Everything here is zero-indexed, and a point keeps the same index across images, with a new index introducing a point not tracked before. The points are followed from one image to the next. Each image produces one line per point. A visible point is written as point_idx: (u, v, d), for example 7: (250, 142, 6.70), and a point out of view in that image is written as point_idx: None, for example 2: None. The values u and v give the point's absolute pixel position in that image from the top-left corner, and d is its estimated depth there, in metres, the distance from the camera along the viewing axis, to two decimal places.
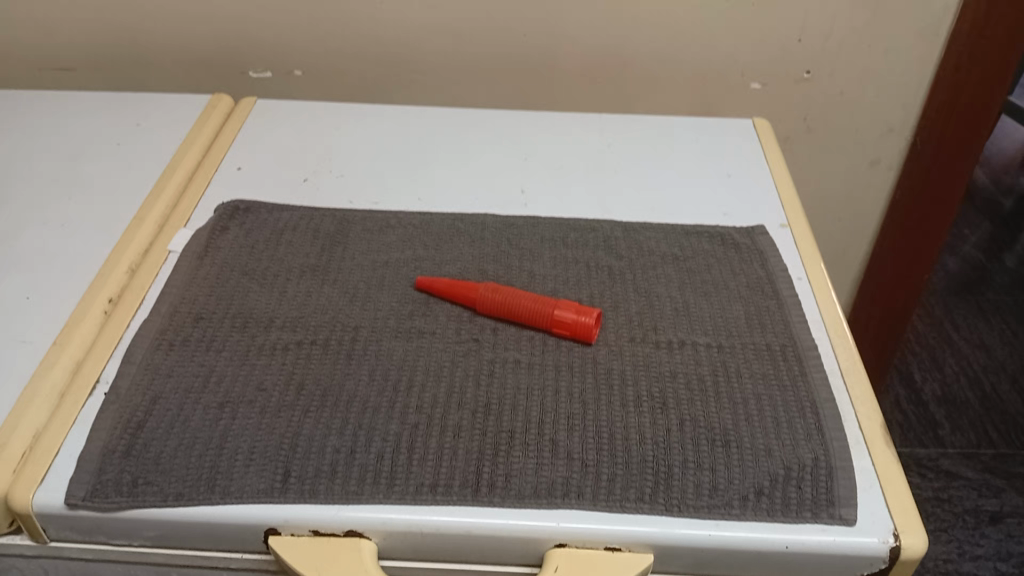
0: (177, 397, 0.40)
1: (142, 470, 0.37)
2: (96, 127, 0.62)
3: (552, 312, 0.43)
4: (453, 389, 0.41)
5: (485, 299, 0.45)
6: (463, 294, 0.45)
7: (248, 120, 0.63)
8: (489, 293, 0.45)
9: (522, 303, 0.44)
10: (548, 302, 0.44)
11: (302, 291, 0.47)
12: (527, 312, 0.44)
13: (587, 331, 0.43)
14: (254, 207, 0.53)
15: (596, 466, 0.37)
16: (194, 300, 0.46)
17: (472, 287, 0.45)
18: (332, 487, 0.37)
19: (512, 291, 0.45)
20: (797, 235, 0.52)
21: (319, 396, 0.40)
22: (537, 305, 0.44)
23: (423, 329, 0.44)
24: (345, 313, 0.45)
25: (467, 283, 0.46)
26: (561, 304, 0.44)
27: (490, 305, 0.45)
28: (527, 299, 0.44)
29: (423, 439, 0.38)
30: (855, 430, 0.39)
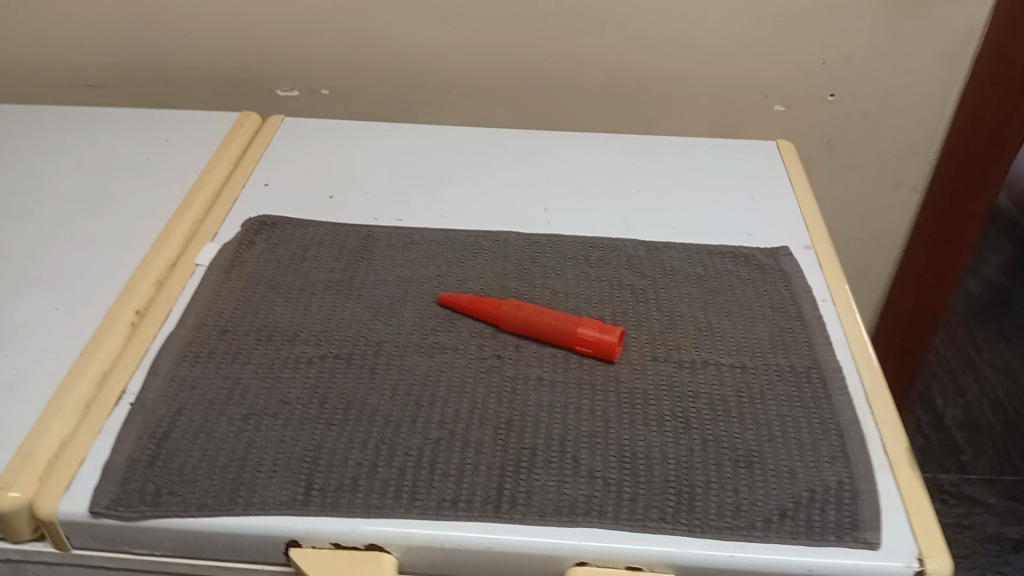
0: (202, 409, 0.41)
1: (166, 480, 0.37)
2: (126, 142, 0.63)
3: (574, 330, 0.44)
4: (475, 405, 0.41)
5: (507, 316, 0.45)
6: (485, 310, 0.46)
7: (275, 137, 0.64)
8: (511, 310, 0.45)
9: (544, 320, 0.44)
10: (570, 319, 0.44)
11: (327, 305, 0.47)
12: (549, 329, 0.44)
13: (609, 350, 0.43)
14: (280, 222, 0.54)
15: (619, 484, 0.37)
16: (220, 313, 0.47)
17: (495, 303, 0.46)
18: (353, 501, 0.37)
19: (535, 308, 0.45)
20: (820, 257, 0.52)
21: (343, 410, 0.41)
22: (559, 323, 0.44)
23: (445, 345, 0.44)
24: (369, 328, 0.46)
25: (490, 299, 0.46)
26: (584, 321, 0.44)
27: (512, 322, 0.45)
28: (549, 316, 0.44)
29: (445, 454, 0.38)
30: (881, 453, 0.39)
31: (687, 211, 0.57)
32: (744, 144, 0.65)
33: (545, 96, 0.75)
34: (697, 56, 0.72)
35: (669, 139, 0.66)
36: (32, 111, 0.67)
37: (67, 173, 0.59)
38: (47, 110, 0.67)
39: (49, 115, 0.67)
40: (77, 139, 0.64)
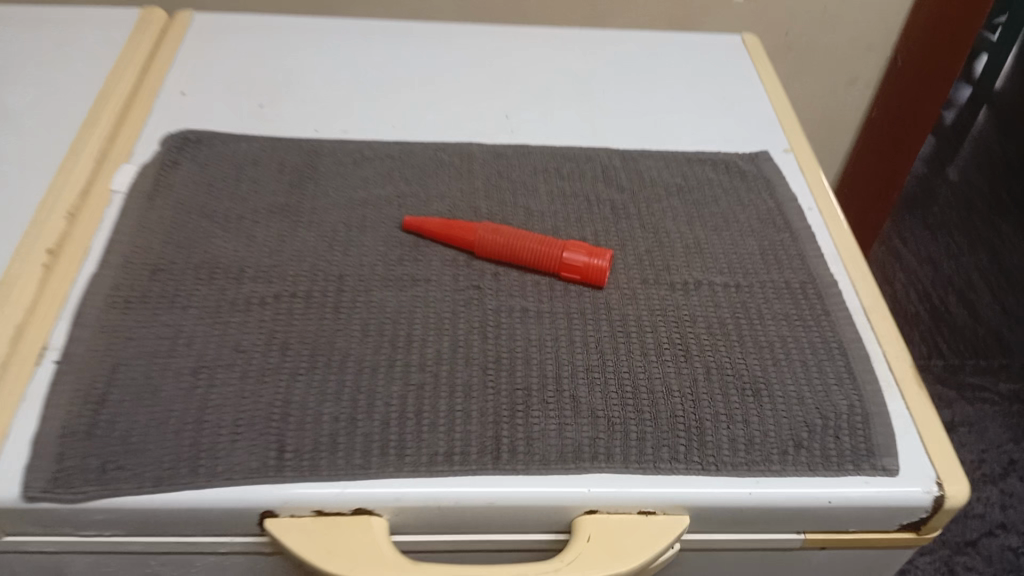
0: (142, 364, 0.35)
1: (111, 452, 0.32)
2: (7, 45, 0.54)
3: (561, 256, 0.40)
4: (458, 344, 0.37)
5: (484, 243, 0.40)
6: (459, 236, 0.41)
7: (188, 36, 0.56)
8: (488, 235, 0.40)
9: (526, 246, 0.40)
10: (554, 244, 0.40)
11: (275, 233, 0.42)
12: (531, 255, 0.40)
13: (600, 276, 0.39)
14: (205, 138, 0.47)
15: (624, 423, 0.34)
16: (150, 248, 0.40)
17: (469, 227, 0.41)
18: (334, 462, 0.33)
19: (513, 232, 0.40)
20: (802, 161, 0.49)
21: (309, 358, 0.36)
22: (543, 248, 0.40)
23: (416, 277, 0.40)
24: (327, 260, 0.40)
25: (460, 223, 0.41)
26: (569, 245, 0.40)
27: (491, 249, 0.40)
28: (531, 241, 0.40)
29: (432, 402, 0.34)
30: (886, 372, 0.37)
31: (658, 115, 0.53)
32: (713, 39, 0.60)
33: None
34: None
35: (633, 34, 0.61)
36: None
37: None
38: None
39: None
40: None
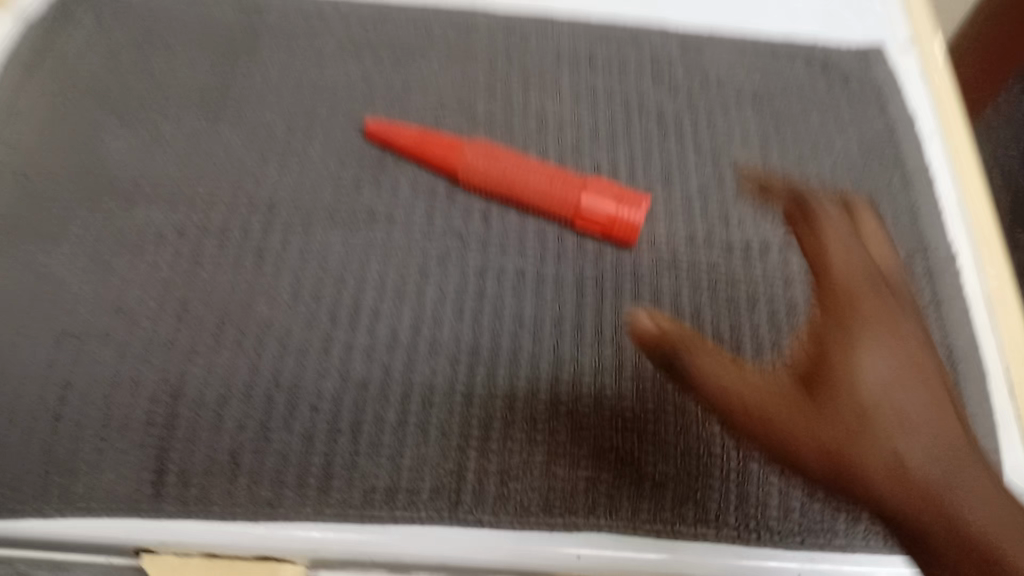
0: None
1: None
2: None
3: (577, 204, 0.29)
4: (422, 323, 0.27)
5: (473, 173, 0.29)
6: (439, 158, 0.30)
7: None
8: (480, 163, 0.29)
9: (531, 183, 0.29)
10: (570, 184, 0.29)
11: (192, 131, 0.30)
12: (536, 195, 0.29)
13: (627, 238, 0.29)
14: None
15: (639, 462, 0.25)
16: (18, 139, 0.30)
17: (454, 147, 0.30)
18: (232, 492, 0.23)
19: (515, 160, 0.29)
20: (926, 61, 0.35)
21: (215, 330, 0.26)
22: (554, 189, 0.29)
23: (376, 211, 0.29)
24: (256, 179, 0.29)
25: (442, 138, 0.30)
26: (591, 188, 0.29)
27: (482, 182, 0.29)
28: (539, 177, 0.29)
29: (376, 411, 0.25)
30: (1006, 404, 0.27)
31: None
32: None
33: None
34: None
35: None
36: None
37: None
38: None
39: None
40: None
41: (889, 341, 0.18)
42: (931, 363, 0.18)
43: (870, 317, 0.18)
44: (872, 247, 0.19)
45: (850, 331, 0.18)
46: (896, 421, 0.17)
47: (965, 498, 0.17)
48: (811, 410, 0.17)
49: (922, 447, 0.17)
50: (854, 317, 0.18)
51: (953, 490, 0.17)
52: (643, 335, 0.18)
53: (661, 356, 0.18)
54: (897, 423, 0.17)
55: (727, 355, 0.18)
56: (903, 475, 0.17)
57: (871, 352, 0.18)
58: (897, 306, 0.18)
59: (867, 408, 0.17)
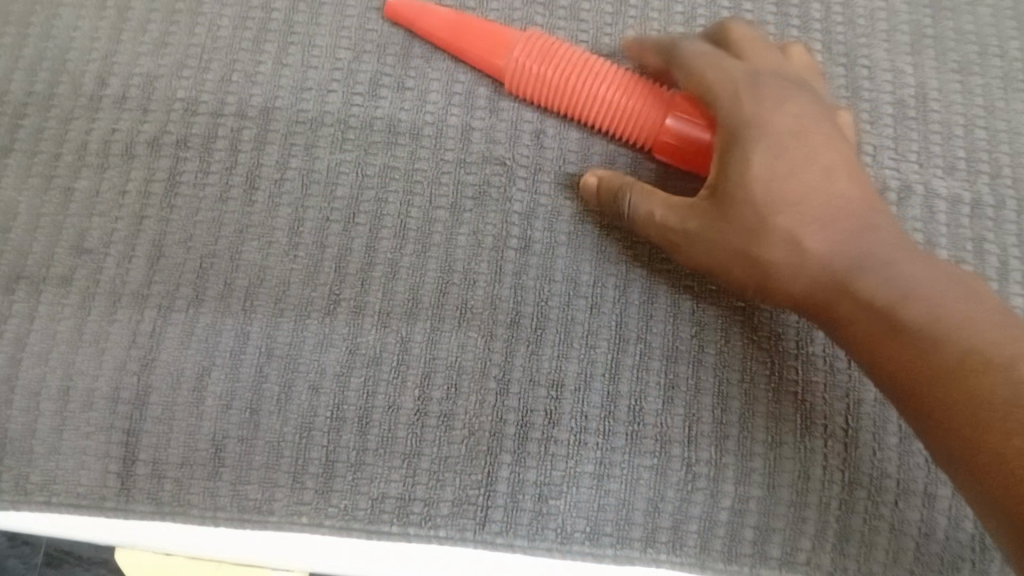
0: None
1: None
2: None
3: (661, 127, 0.21)
4: (451, 282, 0.21)
5: (522, 75, 0.22)
6: (480, 52, 0.22)
7: None
8: (531, 61, 0.22)
9: (599, 94, 0.22)
10: (651, 96, 0.22)
11: (168, 3, 0.24)
12: (606, 115, 0.22)
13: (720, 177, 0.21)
14: None
15: (714, 484, 0.20)
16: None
17: (501, 37, 0.22)
18: (213, 495, 0.19)
19: (577, 64, 0.22)
20: None
21: (194, 281, 0.21)
22: (630, 102, 0.22)
23: (399, 124, 0.23)
24: (249, 75, 0.23)
25: (485, 26, 0.23)
26: (681, 105, 0.21)
27: (533, 86, 0.22)
28: (608, 81, 0.22)
29: (390, 398, 0.20)
30: None
31: None
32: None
33: None
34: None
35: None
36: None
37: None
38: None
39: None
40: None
41: (789, 134, 0.19)
42: (821, 129, 0.20)
43: (760, 112, 0.20)
44: (747, 47, 0.21)
45: (737, 123, 0.20)
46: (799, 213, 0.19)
47: (876, 279, 0.18)
48: (720, 220, 0.19)
49: (830, 242, 0.19)
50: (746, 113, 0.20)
51: (862, 279, 0.18)
52: (585, 195, 0.22)
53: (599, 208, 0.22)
54: (788, 202, 0.19)
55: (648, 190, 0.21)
56: (811, 268, 0.19)
57: (768, 149, 0.19)
58: (787, 83, 0.20)
59: (759, 192, 0.19)
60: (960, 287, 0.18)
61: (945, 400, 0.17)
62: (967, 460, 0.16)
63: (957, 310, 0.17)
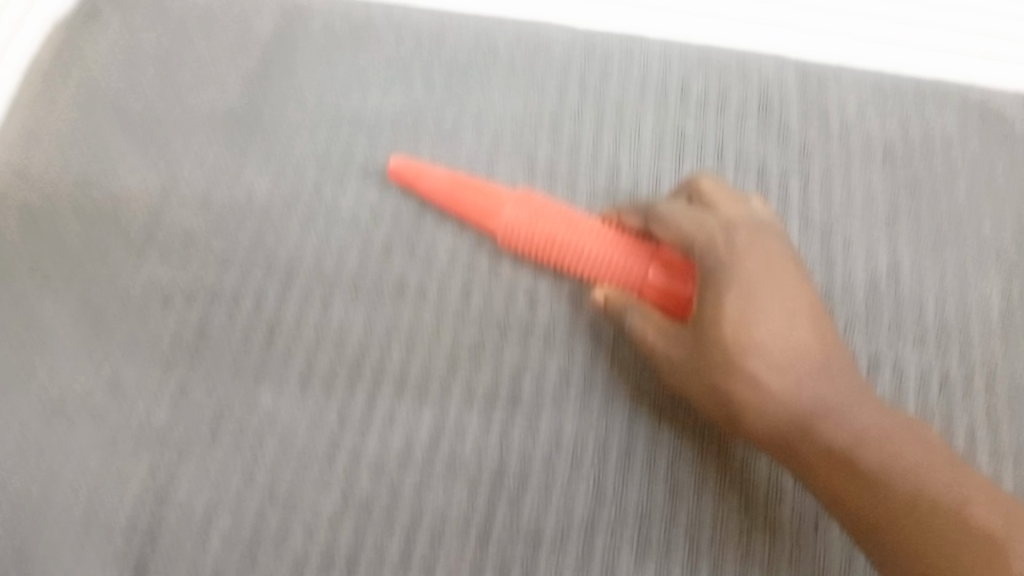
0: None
1: None
2: None
3: (644, 281, 0.24)
4: (442, 432, 0.23)
5: (516, 232, 0.25)
6: (474, 209, 0.25)
7: None
8: (526, 221, 0.25)
9: (584, 250, 0.24)
10: (633, 249, 0.24)
11: (210, 167, 0.27)
12: (592, 268, 0.24)
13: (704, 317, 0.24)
14: None
15: None
16: (44, 166, 0.27)
17: (495, 201, 0.25)
18: None
19: (565, 222, 0.24)
20: None
21: (211, 425, 0.23)
22: (613, 256, 0.24)
23: (405, 282, 0.25)
24: (275, 236, 0.26)
25: (483, 187, 0.25)
26: (661, 260, 0.24)
27: (527, 243, 0.25)
28: (591, 233, 0.24)
29: (378, 547, 0.22)
30: None
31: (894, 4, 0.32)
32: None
33: None
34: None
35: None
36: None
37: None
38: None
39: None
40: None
41: (757, 281, 0.22)
42: (794, 280, 0.22)
43: (736, 264, 0.22)
44: (720, 199, 0.24)
45: (713, 270, 0.22)
46: (768, 354, 0.21)
47: (836, 423, 0.21)
48: (698, 355, 0.22)
49: (793, 384, 0.21)
50: (721, 258, 0.22)
51: (823, 421, 0.21)
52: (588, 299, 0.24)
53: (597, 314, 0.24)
54: (760, 340, 0.21)
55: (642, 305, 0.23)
56: (778, 404, 0.21)
57: (739, 294, 0.22)
58: (760, 236, 0.23)
59: (732, 330, 0.21)
60: (906, 434, 0.20)
61: (897, 537, 0.19)
62: None
63: (908, 455, 0.20)
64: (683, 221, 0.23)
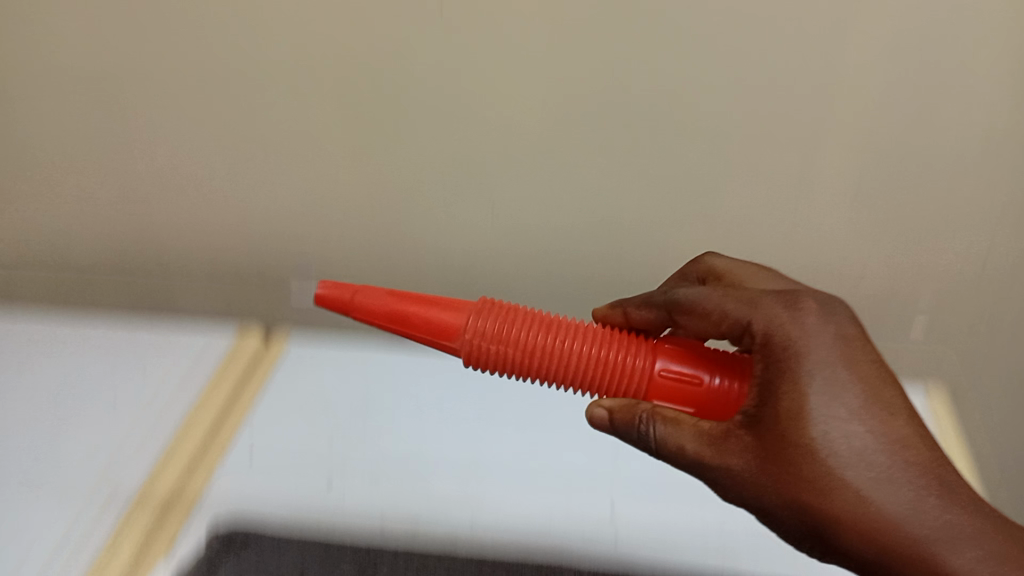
0: None
1: None
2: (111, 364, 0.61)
3: (652, 372, 0.37)
4: None
5: (472, 354, 0.37)
6: (431, 331, 0.38)
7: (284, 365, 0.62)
8: (476, 339, 0.37)
9: (587, 356, 0.37)
10: (638, 349, 0.37)
11: None
12: (599, 363, 0.37)
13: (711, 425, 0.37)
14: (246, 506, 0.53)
15: None
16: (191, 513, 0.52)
17: (449, 327, 0.38)
18: None
19: (567, 344, 0.37)
20: None
21: None
22: (620, 357, 0.37)
23: None
24: None
25: (424, 311, 0.38)
26: (662, 354, 0.37)
27: (481, 358, 0.37)
28: (603, 365, 0.37)
29: None
30: None
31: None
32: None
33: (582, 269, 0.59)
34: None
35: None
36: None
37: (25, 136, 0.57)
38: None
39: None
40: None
41: (836, 418, 0.31)
42: (896, 434, 0.32)
43: (818, 407, 0.31)
44: (805, 359, 0.32)
45: (795, 405, 0.31)
46: (847, 457, 0.31)
47: (946, 552, 0.31)
48: (798, 482, 0.31)
49: (898, 511, 0.31)
50: (808, 415, 0.31)
51: (936, 552, 0.31)
52: (620, 407, 0.36)
53: (647, 423, 0.35)
54: (868, 489, 0.31)
55: (717, 442, 0.33)
56: (880, 529, 0.31)
57: (823, 415, 0.31)
58: (838, 374, 0.32)
59: (830, 475, 0.31)
60: (1000, 552, 0.31)
61: None
62: None
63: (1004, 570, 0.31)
64: (773, 329, 0.33)
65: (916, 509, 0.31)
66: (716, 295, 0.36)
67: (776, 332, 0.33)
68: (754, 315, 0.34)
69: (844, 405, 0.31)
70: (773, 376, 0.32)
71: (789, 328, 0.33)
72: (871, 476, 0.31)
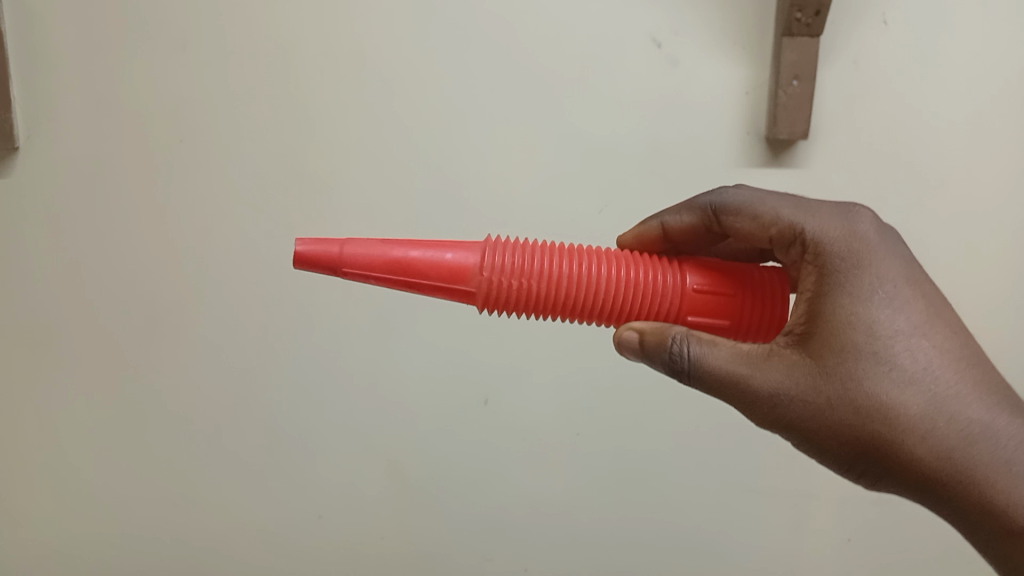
0: None
1: None
2: None
3: (683, 288, 0.45)
4: None
5: (494, 289, 0.42)
6: (440, 274, 0.42)
7: None
8: (494, 275, 0.42)
9: (610, 284, 0.43)
10: (661, 266, 0.45)
11: None
12: (636, 278, 0.44)
13: (743, 331, 0.45)
14: None
15: None
16: None
17: (461, 272, 0.42)
18: None
19: (594, 267, 0.43)
20: None
21: None
22: (647, 273, 0.44)
23: None
24: None
25: (431, 255, 0.42)
26: (690, 266, 0.45)
27: (501, 293, 0.42)
28: (633, 283, 0.44)
29: None
30: None
31: None
32: (974, 263, 0.93)
33: (462, 508, 0.97)
34: (989, 209, 0.92)
35: (934, 237, 0.92)
36: (202, 323, 0.88)
37: (297, 525, 0.96)
38: (130, 352, 0.89)
39: (118, 385, 0.90)
40: (212, 452, 0.93)
41: (869, 325, 0.41)
42: (920, 343, 0.42)
43: (859, 319, 0.41)
44: (850, 270, 0.42)
45: (839, 314, 0.41)
46: (881, 364, 0.41)
47: (955, 445, 0.41)
48: (836, 390, 0.40)
49: (920, 411, 0.41)
50: (850, 328, 0.41)
51: (945, 444, 0.41)
52: (651, 334, 0.43)
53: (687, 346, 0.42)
54: (898, 388, 0.41)
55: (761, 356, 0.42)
56: (906, 425, 0.40)
57: (858, 326, 0.41)
58: (875, 284, 0.42)
59: (863, 381, 0.40)
60: (991, 440, 0.42)
61: (964, 487, 0.42)
62: (946, 504, 0.42)
63: (989, 457, 0.41)
64: (833, 232, 0.44)
65: (938, 380, 0.41)
66: (768, 201, 0.47)
67: (829, 244, 0.43)
68: (809, 224, 0.44)
69: (875, 317, 0.41)
70: (823, 284, 0.43)
71: (847, 233, 0.43)
72: (908, 355, 0.41)
